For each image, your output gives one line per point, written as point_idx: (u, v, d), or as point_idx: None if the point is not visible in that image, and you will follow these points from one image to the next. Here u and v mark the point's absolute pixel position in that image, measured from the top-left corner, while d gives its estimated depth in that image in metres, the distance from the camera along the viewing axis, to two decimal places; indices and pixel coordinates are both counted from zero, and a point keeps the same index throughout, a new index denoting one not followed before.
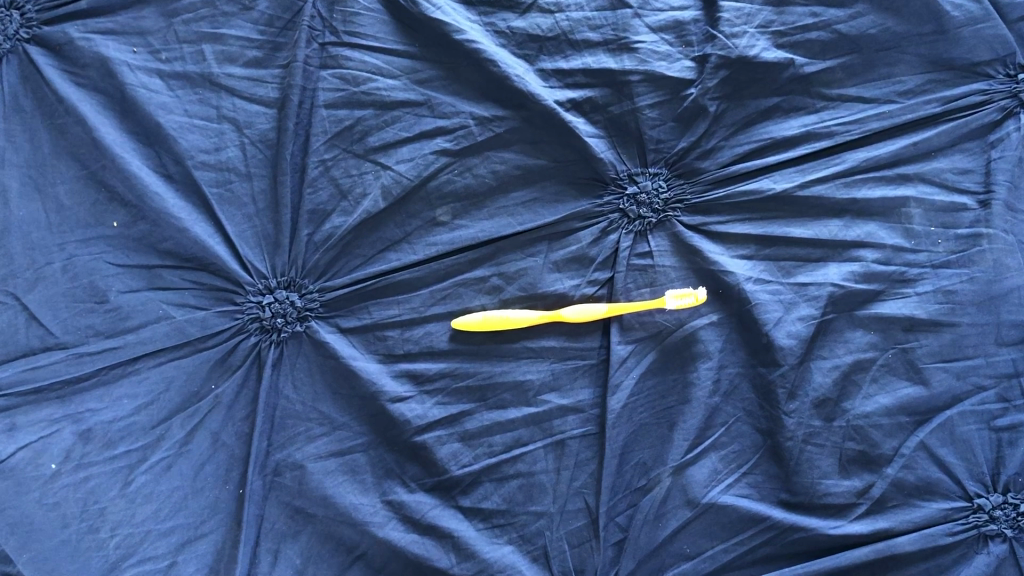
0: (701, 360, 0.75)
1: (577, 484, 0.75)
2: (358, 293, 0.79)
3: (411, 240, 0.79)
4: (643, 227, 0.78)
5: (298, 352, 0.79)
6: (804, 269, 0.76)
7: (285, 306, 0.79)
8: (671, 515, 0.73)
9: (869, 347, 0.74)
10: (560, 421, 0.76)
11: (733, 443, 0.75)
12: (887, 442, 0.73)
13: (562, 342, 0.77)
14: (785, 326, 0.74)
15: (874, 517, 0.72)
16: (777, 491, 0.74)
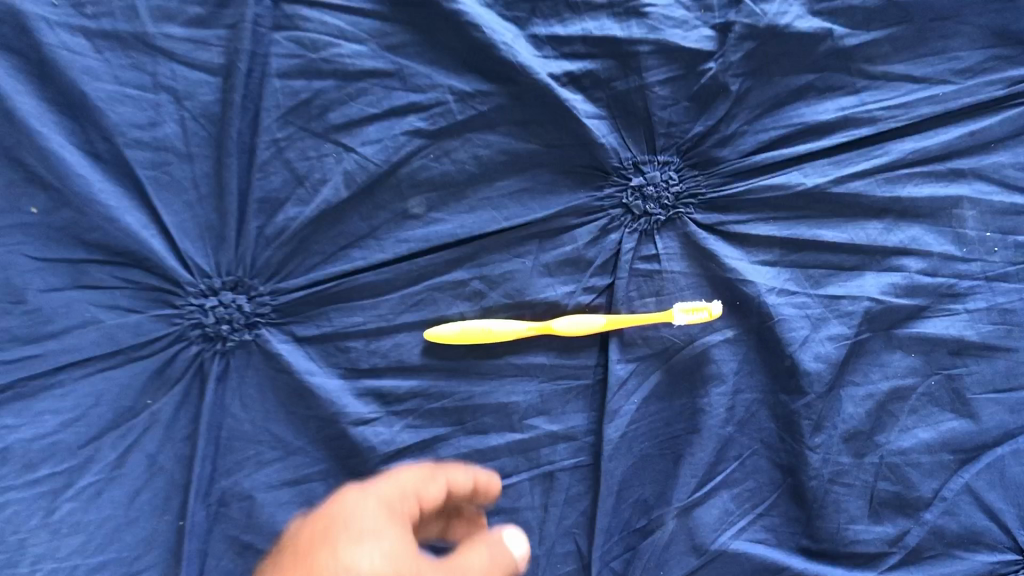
0: (713, 384, 0.65)
1: (567, 523, 0.65)
2: (317, 297, 0.68)
3: (378, 235, 0.68)
4: (649, 225, 0.67)
5: (247, 364, 0.69)
6: (836, 279, 0.65)
7: (231, 311, 0.68)
8: (674, 562, 0.64)
9: (909, 372, 0.64)
10: (548, 451, 0.66)
11: (747, 480, 0.65)
12: (926, 483, 0.63)
13: (553, 359, 0.66)
14: (812, 347, 0.63)
15: (908, 569, 0.63)
16: (797, 536, 0.64)
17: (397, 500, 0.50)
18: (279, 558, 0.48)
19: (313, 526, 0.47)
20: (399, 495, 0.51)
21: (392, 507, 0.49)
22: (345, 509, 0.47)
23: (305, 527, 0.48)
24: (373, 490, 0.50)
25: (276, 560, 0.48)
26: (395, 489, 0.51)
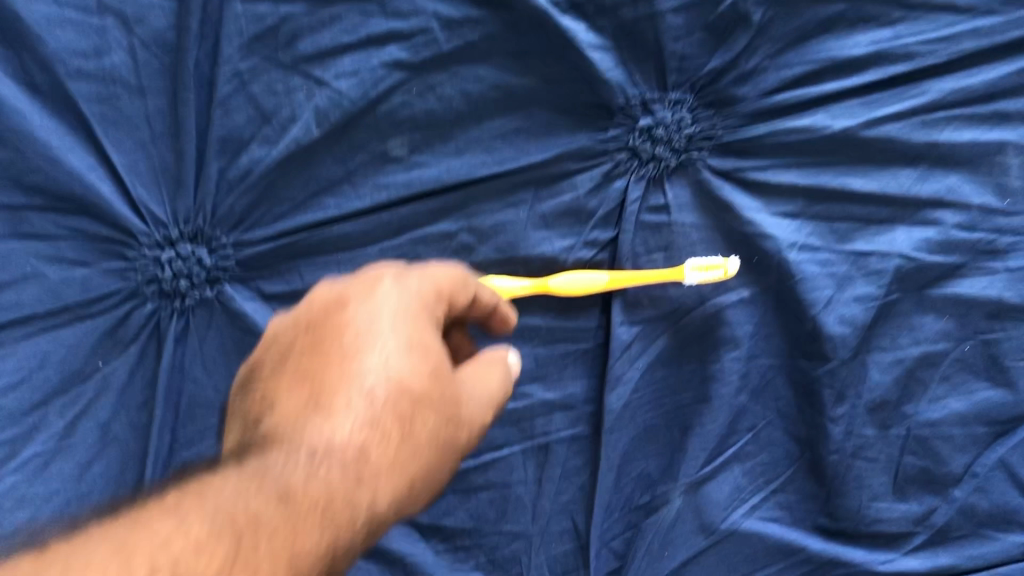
0: (726, 349, 0.59)
1: (563, 499, 0.60)
2: (286, 250, 0.61)
3: (354, 180, 0.61)
4: (658, 171, 0.60)
5: (209, 323, 0.62)
6: (863, 234, 0.59)
7: (191, 265, 0.61)
8: (680, 541, 0.59)
9: (942, 336, 0.58)
10: (544, 421, 0.60)
11: (761, 453, 0.59)
12: (957, 458, 0.57)
13: (550, 321, 0.60)
14: (837, 308, 0.58)
15: (935, 550, 0.57)
16: (813, 514, 0.59)
17: (437, 288, 0.46)
18: (303, 328, 0.45)
19: (352, 322, 0.43)
20: (440, 285, 0.46)
21: (432, 308, 0.45)
22: (391, 312, 0.44)
23: (338, 308, 0.44)
24: (418, 282, 0.46)
25: (297, 334, 0.45)
26: (437, 277, 0.47)
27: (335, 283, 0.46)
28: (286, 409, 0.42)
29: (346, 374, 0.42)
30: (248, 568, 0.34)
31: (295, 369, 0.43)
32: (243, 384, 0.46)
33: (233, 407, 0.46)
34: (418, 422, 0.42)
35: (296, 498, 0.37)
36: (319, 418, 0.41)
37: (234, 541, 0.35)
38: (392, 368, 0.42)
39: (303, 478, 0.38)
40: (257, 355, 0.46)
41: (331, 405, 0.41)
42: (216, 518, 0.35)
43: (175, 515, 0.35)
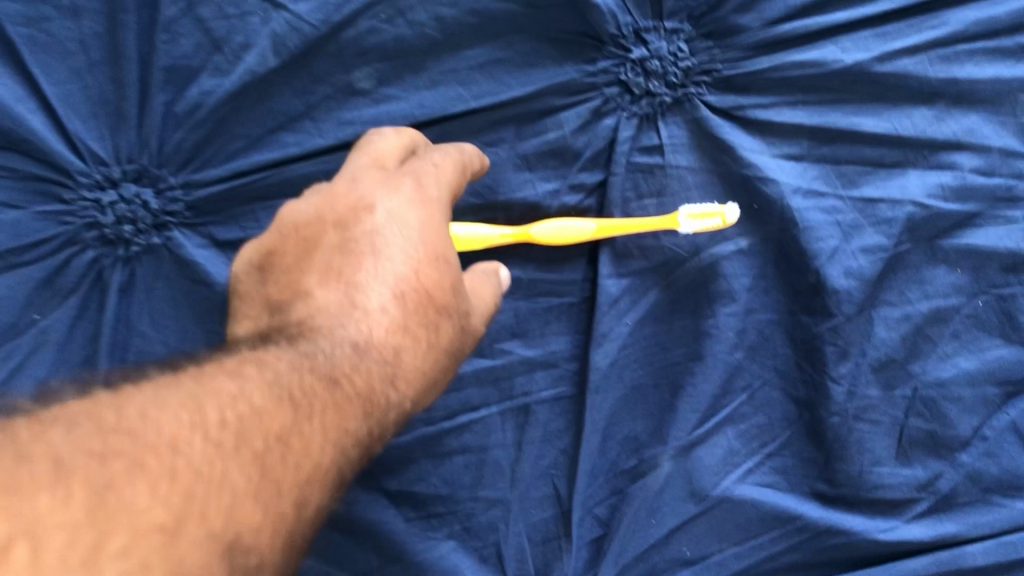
0: (722, 303, 0.54)
1: (544, 464, 0.56)
2: (241, 191, 0.56)
3: (315, 115, 0.55)
4: (652, 109, 0.55)
5: (157, 274, 0.56)
6: (873, 178, 0.54)
7: (136, 209, 0.55)
8: (670, 508, 0.55)
9: (954, 291, 0.54)
10: (523, 380, 0.55)
11: (756, 415, 0.55)
12: (965, 421, 0.54)
13: (533, 274, 0.55)
14: (843, 260, 0.53)
15: (939, 518, 0.54)
16: (810, 480, 0.55)
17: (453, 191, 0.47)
18: (328, 220, 0.45)
19: (384, 218, 0.44)
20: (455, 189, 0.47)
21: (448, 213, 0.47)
22: (422, 213, 0.45)
23: (365, 208, 0.44)
24: (439, 186, 0.46)
25: (322, 225, 0.45)
26: (451, 185, 0.47)
27: (357, 177, 0.46)
28: (317, 302, 0.42)
29: (379, 271, 0.43)
30: (303, 442, 0.36)
31: (323, 262, 0.44)
32: (260, 269, 0.46)
33: (242, 287, 0.46)
34: (443, 325, 0.44)
35: (341, 384, 0.39)
36: (352, 314, 0.42)
37: (291, 415, 0.36)
38: (423, 271, 0.43)
39: (349, 366, 0.40)
40: (273, 239, 0.46)
41: (363, 301, 0.42)
42: (272, 389, 0.36)
43: (235, 379, 0.36)
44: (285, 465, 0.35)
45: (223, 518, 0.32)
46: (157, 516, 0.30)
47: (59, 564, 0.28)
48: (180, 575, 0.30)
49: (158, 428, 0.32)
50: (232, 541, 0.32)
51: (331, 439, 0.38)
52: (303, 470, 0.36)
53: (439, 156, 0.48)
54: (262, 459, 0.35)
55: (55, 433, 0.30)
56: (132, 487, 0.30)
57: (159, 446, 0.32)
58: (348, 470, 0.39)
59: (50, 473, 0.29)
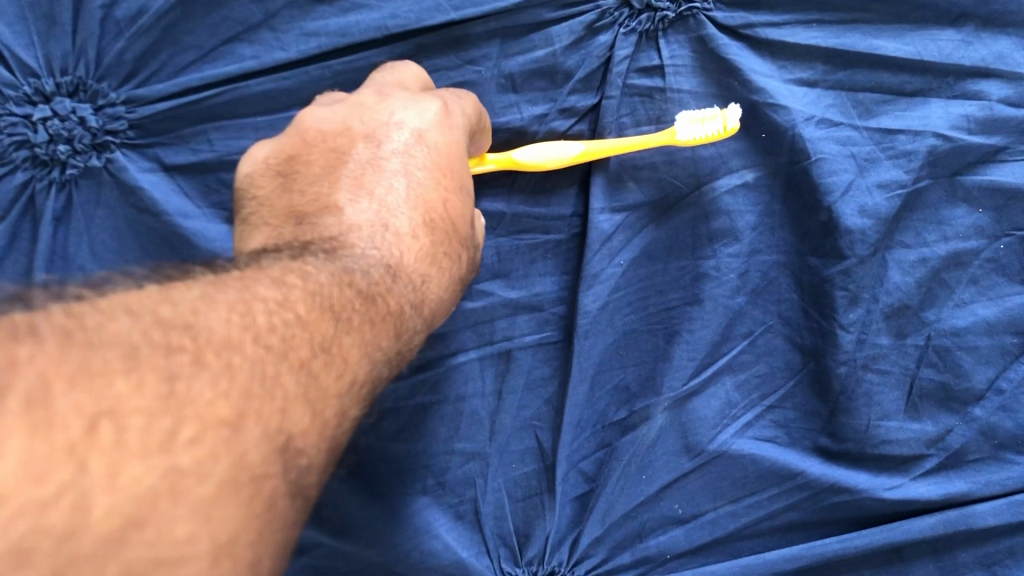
0: (723, 242, 0.50)
1: (526, 415, 0.51)
2: (192, 110, 0.49)
3: (275, 25, 0.49)
4: (652, 26, 0.49)
5: (97, 200, 0.50)
6: (892, 107, 0.49)
7: (72, 126, 0.48)
8: (661, 462, 0.51)
9: (974, 232, 0.49)
10: (505, 325, 0.51)
11: (757, 364, 0.51)
12: (980, 372, 0.50)
13: (520, 207, 0.50)
14: (857, 196, 0.48)
15: (947, 475, 0.50)
16: (813, 434, 0.51)
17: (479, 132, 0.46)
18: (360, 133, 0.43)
19: (419, 138, 0.43)
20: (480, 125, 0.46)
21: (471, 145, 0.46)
22: (457, 137, 0.43)
23: (395, 128, 0.43)
24: (467, 113, 0.45)
25: (353, 138, 0.43)
26: (477, 124, 0.46)
27: (385, 95, 0.44)
28: (347, 220, 0.41)
29: (411, 194, 0.42)
30: (340, 356, 0.37)
31: (353, 177, 0.42)
32: (277, 174, 0.43)
33: (253, 190, 0.43)
34: (467, 252, 0.44)
35: (377, 304, 0.39)
36: (383, 237, 0.41)
37: (332, 326, 0.37)
38: (454, 200, 0.43)
39: (384, 285, 0.40)
40: (293, 140, 0.43)
41: (392, 223, 0.42)
42: (318, 296, 0.37)
43: (281, 286, 0.36)
44: (328, 374, 0.36)
45: (277, 419, 0.33)
46: (220, 411, 0.31)
47: (139, 445, 0.29)
48: (240, 469, 0.32)
49: (211, 324, 0.33)
50: (284, 442, 0.34)
51: (366, 353, 0.38)
52: (342, 381, 0.37)
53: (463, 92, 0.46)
54: (307, 366, 0.35)
55: (122, 317, 0.31)
56: (197, 380, 0.31)
57: (215, 341, 0.32)
58: (377, 386, 0.40)
59: (121, 358, 0.30)
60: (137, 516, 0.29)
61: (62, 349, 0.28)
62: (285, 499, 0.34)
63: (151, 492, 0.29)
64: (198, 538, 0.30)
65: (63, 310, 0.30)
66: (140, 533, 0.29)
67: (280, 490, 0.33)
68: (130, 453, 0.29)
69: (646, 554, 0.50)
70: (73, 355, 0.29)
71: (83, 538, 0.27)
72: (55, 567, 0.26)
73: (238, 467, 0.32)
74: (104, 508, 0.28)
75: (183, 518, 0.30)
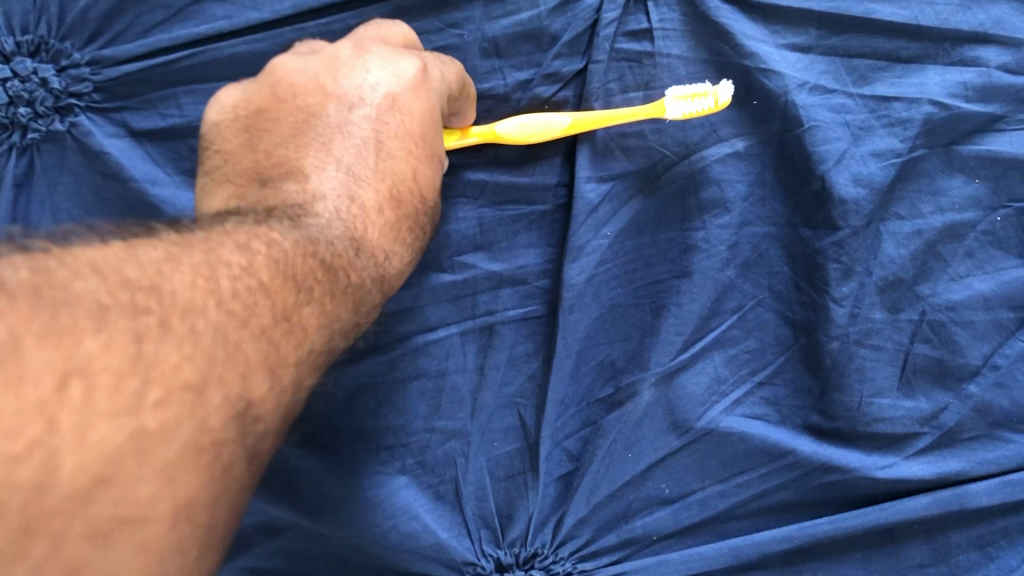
0: (713, 213, 0.48)
1: (508, 392, 0.49)
2: (160, 72, 0.47)
3: None
4: None
5: (60, 166, 0.48)
6: (888, 74, 0.47)
7: (32, 87, 0.46)
8: (647, 440, 0.49)
9: (970, 204, 0.48)
10: (487, 298, 0.49)
11: (748, 339, 0.49)
12: (975, 348, 0.49)
13: (502, 181, 0.49)
14: (851, 166, 0.47)
15: (941, 454, 0.49)
16: (804, 412, 0.49)
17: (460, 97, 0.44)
18: (329, 92, 0.42)
19: (391, 103, 0.42)
20: (460, 90, 0.45)
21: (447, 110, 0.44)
22: (432, 106, 0.42)
23: (368, 91, 0.42)
24: (445, 79, 0.43)
25: (324, 98, 0.42)
26: (456, 91, 0.44)
27: (363, 52, 0.43)
28: (312, 188, 0.40)
29: (378, 165, 0.41)
30: (299, 324, 0.36)
31: (321, 141, 0.41)
32: (244, 128, 0.42)
33: (218, 143, 0.42)
34: (430, 223, 0.44)
35: (338, 275, 0.39)
36: (348, 210, 0.40)
37: (293, 295, 0.36)
38: (422, 170, 0.42)
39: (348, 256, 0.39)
40: (264, 94, 0.42)
41: (356, 193, 0.41)
42: (281, 264, 0.36)
43: (246, 252, 0.35)
44: (286, 342, 0.35)
45: (238, 385, 0.33)
46: (185, 374, 0.31)
47: (108, 405, 0.28)
48: (202, 433, 0.31)
49: (176, 287, 0.32)
50: (243, 409, 0.33)
51: (325, 323, 0.38)
52: (300, 350, 0.36)
53: (444, 58, 0.45)
54: (267, 334, 0.34)
55: (88, 276, 0.30)
56: (162, 343, 0.30)
57: (180, 305, 0.32)
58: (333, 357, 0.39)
59: (88, 316, 0.29)
60: (104, 475, 0.28)
61: (31, 305, 0.28)
62: (240, 465, 0.33)
63: (118, 454, 0.29)
64: (161, 499, 0.30)
65: (28, 265, 0.29)
66: (106, 491, 0.28)
67: (240, 455, 0.33)
68: (99, 413, 0.28)
69: (632, 535, 0.49)
70: (42, 312, 0.28)
71: (50, 495, 0.27)
72: (24, 521, 0.26)
73: (201, 432, 0.31)
74: (72, 464, 0.27)
75: (148, 478, 0.29)
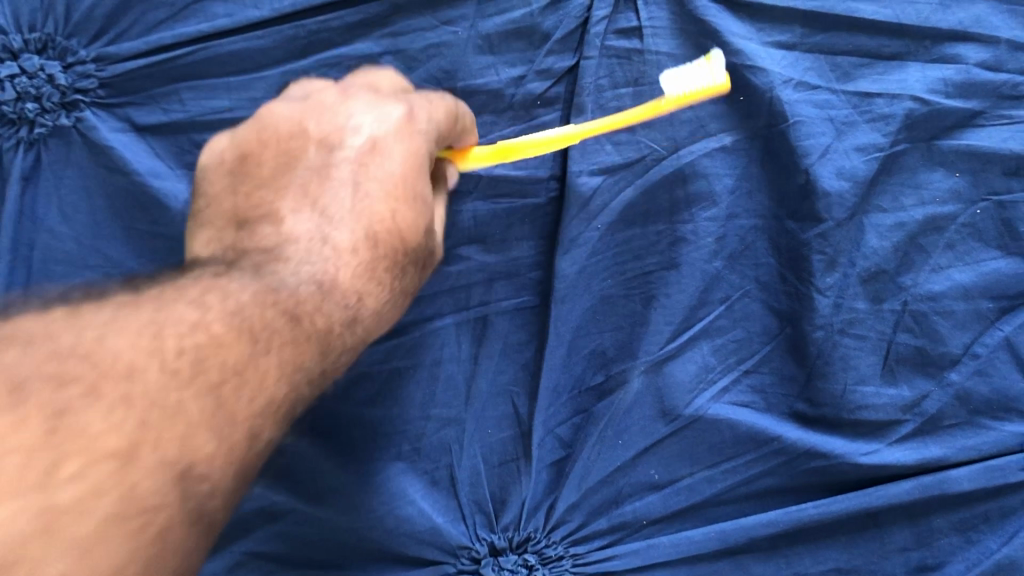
0: (700, 206, 0.49)
1: (502, 380, 0.51)
2: (163, 68, 0.49)
3: None
4: None
5: (67, 160, 0.49)
6: (870, 71, 0.49)
7: (39, 83, 0.48)
8: (637, 427, 0.50)
9: (950, 197, 0.49)
10: (482, 289, 0.50)
11: (735, 329, 0.50)
12: (956, 337, 0.50)
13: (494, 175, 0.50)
14: (834, 160, 0.48)
15: (923, 441, 0.50)
16: (790, 400, 0.51)
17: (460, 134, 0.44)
18: (308, 133, 0.42)
19: (372, 146, 0.41)
20: (451, 124, 0.44)
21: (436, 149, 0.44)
22: (417, 146, 0.41)
23: (351, 133, 0.41)
24: (432, 119, 0.42)
25: (305, 141, 0.41)
26: (445, 130, 0.44)
27: (347, 96, 0.43)
28: (287, 231, 0.40)
29: (351, 210, 0.40)
30: (257, 374, 0.36)
31: (300, 185, 0.41)
32: (229, 172, 0.42)
33: (206, 185, 0.42)
34: (415, 264, 0.42)
35: (302, 321, 0.38)
36: (320, 251, 0.40)
37: (249, 347, 0.36)
38: (402, 211, 0.41)
39: (314, 301, 0.39)
40: (248, 137, 0.42)
41: (325, 243, 0.40)
42: (237, 317, 0.36)
43: (199, 307, 0.35)
44: (240, 397, 0.35)
45: (176, 446, 0.32)
46: (109, 443, 0.30)
47: (14, 480, 0.27)
48: (132, 499, 0.30)
49: (116, 351, 0.32)
50: (183, 469, 0.32)
51: (286, 374, 0.37)
52: (257, 402, 0.36)
53: (435, 96, 0.44)
54: (216, 390, 0.34)
55: (17, 350, 0.30)
56: (87, 412, 0.30)
57: (118, 368, 0.32)
58: (299, 405, 0.39)
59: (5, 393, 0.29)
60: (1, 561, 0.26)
61: None
62: (177, 530, 0.32)
63: (19, 538, 0.27)
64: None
65: None
66: None
67: (179, 520, 0.32)
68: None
69: (622, 520, 0.50)
70: None
71: None
72: None
73: (127, 500, 0.30)
74: None
75: (57, 557, 0.28)
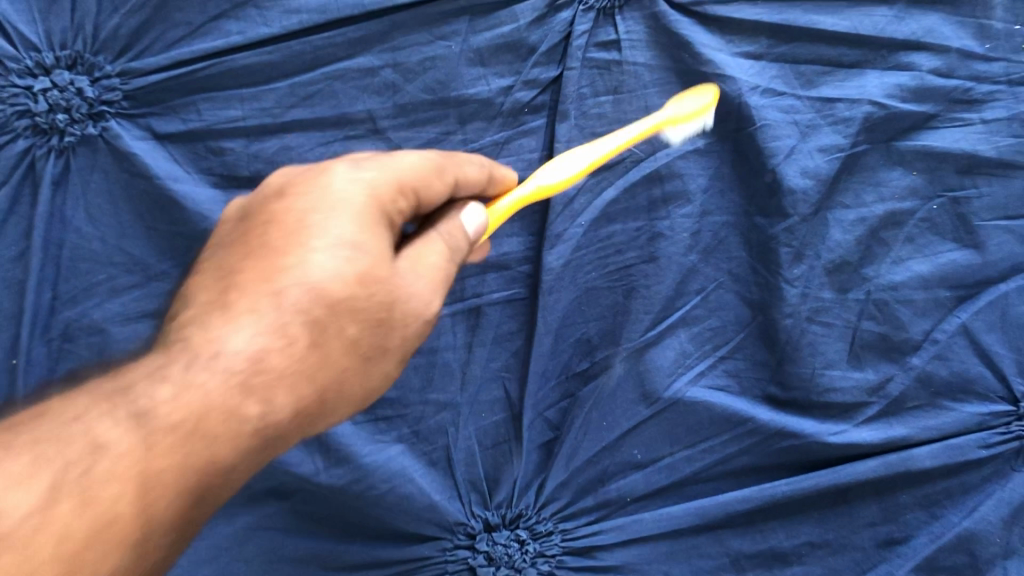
0: (676, 204, 0.53)
1: (495, 366, 0.54)
2: (181, 82, 0.53)
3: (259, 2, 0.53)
4: (608, 3, 0.53)
5: (93, 166, 0.54)
6: (831, 79, 0.53)
7: (69, 96, 0.52)
8: (621, 411, 0.54)
9: (908, 194, 0.53)
10: (475, 282, 0.54)
11: (710, 318, 0.54)
12: (917, 324, 0.53)
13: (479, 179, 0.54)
14: (799, 160, 0.52)
15: (888, 422, 0.54)
16: (763, 383, 0.55)
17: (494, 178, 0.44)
18: (240, 218, 0.38)
19: (304, 211, 0.36)
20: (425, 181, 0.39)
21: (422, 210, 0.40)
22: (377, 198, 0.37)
23: (289, 194, 0.37)
24: (386, 170, 0.38)
25: (240, 219, 0.38)
26: (422, 190, 0.39)
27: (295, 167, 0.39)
28: (191, 312, 0.35)
29: (286, 287, 0.34)
30: (92, 487, 0.31)
31: (220, 266, 0.36)
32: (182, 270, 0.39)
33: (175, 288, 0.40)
34: (329, 322, 0.35)
35: (156, 415, 0.32)
36: (220, 322, 0.34)
37: (55, 472, 0.30)
38: (309, 269, 0.34)
39: (174, 393, 0.32)
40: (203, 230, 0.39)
41: (250, 315, 0.34)
42: (55, 445, 0.31)
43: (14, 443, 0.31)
44: (59, 521, 0.30)
45: None
46: None
47: None
48: None
49: None
50: None
51: (133, 476, 0.31)
52: (92, 521, 0.30)
53: (411, 155, 0.39)
54: (23, 523, 0.29)
55: None
56: None
57: None
58: (180, 502, 0.32)
59: None
60: None
61: None
62: None
63: None
64: None
65: None
66: None
67: None
68: None
69: (607, 497, 0.54)
70: None
71: None
72: None
73: None
74: None
75: None
